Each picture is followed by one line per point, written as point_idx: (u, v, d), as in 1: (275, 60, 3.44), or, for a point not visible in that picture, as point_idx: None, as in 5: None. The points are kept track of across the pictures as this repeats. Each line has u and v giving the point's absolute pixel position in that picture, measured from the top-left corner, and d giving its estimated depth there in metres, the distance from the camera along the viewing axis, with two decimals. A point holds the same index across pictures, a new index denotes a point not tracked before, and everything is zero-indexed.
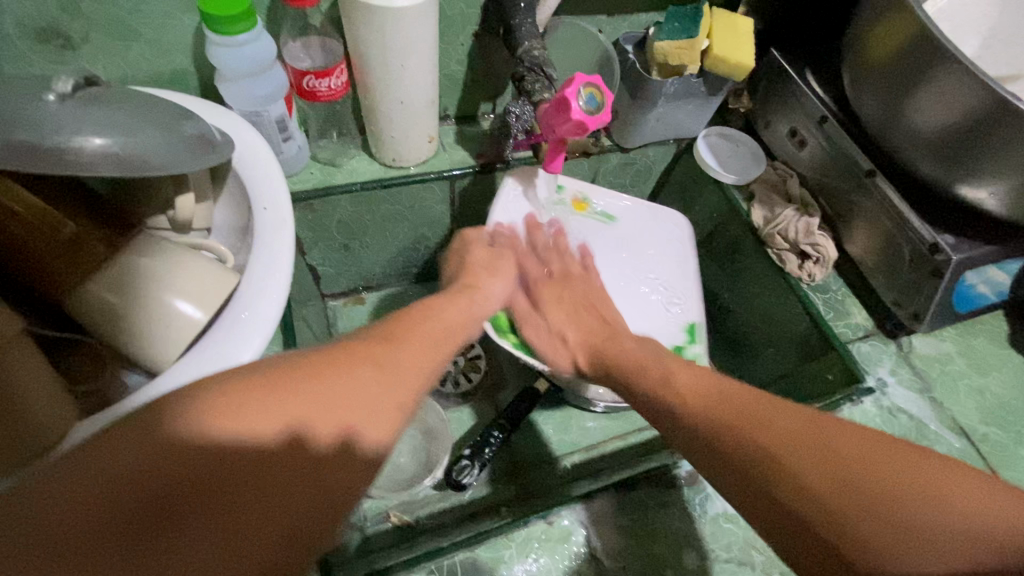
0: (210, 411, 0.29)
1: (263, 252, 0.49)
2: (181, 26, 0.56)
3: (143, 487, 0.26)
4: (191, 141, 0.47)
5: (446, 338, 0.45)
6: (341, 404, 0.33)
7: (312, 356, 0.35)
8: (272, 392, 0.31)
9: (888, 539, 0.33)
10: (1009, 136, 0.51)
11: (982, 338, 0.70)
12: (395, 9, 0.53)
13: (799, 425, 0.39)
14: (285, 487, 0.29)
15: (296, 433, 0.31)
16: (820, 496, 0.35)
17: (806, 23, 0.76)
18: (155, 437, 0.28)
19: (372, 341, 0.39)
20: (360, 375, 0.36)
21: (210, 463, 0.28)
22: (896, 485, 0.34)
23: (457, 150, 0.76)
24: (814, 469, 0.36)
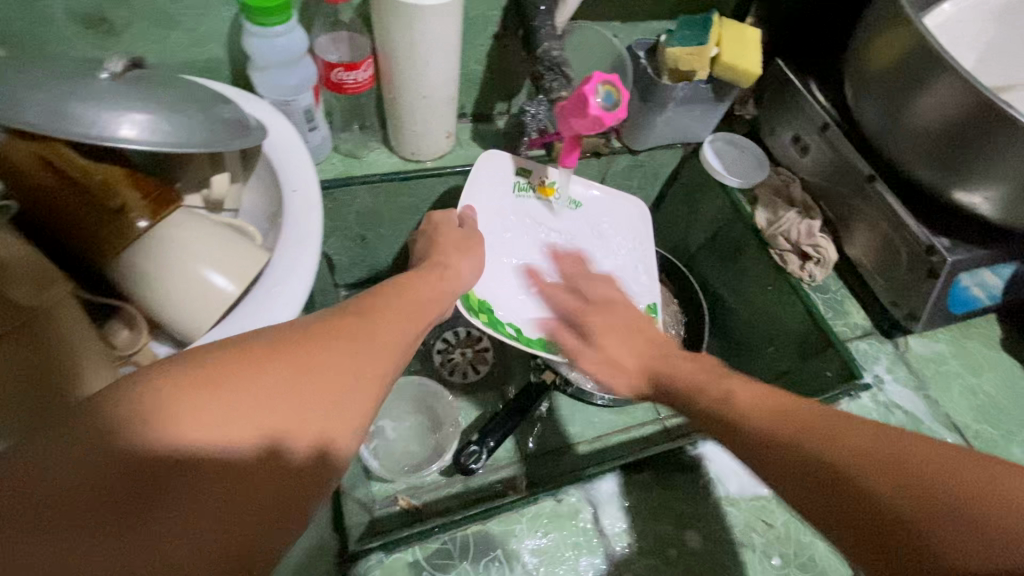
0: (156, 403, 0.28)
1: (293, 231, 0.52)
2: (219, 17, 0.59)
3: (111, 478, 0.26)
4: (230, 124, 0.50)
5: (420, 308, 0.46)
6: (309, 386, 0.33)
7: (279, 333, 0.34)
8: (231, 376, 0.30)
9: (977, 549, 0.30)
10: (1002, 143, 0.54)
11: (975, 340, 0.73)
12: (422, 7, 0.56)
13: (846, 457, 0.35)
14: (254, 472, 0.29)
15: (248, 419, 0.30)
16: (885, 500, 0.33)
17: (809, 36, 0.80)
18: (108, 435, 0.27)
19: (350, 312, 0.39)
20: (337, 349, 0.35)
21: (179, 452, 0.28)
22: (974, 490, 0.31)
23: (472, 147, 0.79)
24: (875, 486, 0.33)
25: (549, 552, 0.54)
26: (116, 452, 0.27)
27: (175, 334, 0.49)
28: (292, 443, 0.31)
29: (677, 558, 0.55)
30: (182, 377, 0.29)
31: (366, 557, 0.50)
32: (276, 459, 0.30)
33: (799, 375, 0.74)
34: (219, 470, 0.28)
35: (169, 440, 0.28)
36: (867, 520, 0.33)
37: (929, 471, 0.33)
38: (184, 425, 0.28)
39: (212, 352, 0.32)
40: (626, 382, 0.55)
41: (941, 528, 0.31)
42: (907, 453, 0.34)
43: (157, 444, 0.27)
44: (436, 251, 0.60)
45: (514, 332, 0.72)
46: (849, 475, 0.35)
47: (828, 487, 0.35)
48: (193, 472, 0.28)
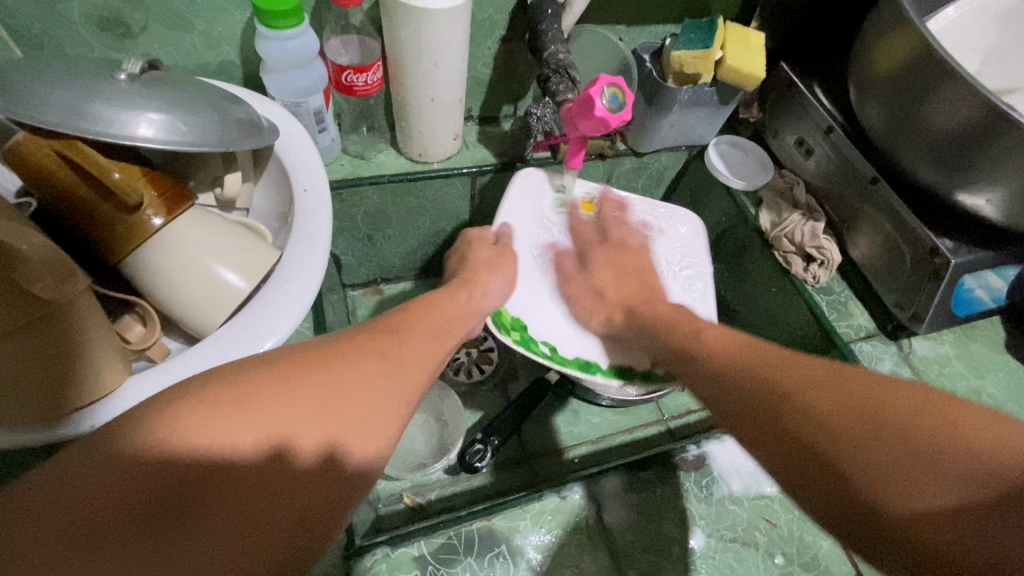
0: (199, 415, 0.30)
1: (303, 230, 0.53)
2: (233, 21, 0.60)
3: (141, 484, 0.28)
4: (243, 124, 0.51)
5: (440, 326, 0.48)
6: (337, 402, 0.35)
7: (304, 351, 0.37)
8: (266, 390, 0.33)
9: (889, 476, 0.32)
10: (1005, 145, 0.54)
11: (979, 343, 0.73)
12: (432, 10, 0.57)
13: (797, 388, 0.39)
14: (273, 483, 0.31)
15: (279, 431, 0.32)
16: (829, 437, 0.35)
17: (814, 40, 0.81)
18: (154, 444, 0.29)
19: (376, 332, 0.42)
20: (358, 366, 0.37)
21: (204, 461, 0.29)
22: (894, 422, 0.34)
23: (478, 149, 0.80)
24: (815, 429, 0.36)
25: (553, 547, 0.54)
26: (145, 460, 0.28)
27: (188, 330, 0.50)
28: (308, 455, 0.32)
29: (681, 554, 0.55)
30: (213, 392, 0.32)
31: (372, 551, 0.51)
32: (296, 471, 0.32)
33: None
34: (241, 480, 0.30)
35: (196, 448, 0.29)
36: (843, 466, 0.34)
37: (853, 406, 0.35)
38: (211, 434, 0.30)
39: (240, 369, 0.34)
40: (603, 307, 0.66)
41: (865, 462, 0.33)
42: (899, 405, 0.35)
43: (184, 451, 0.29)
44: (468, 266, 0.62)
45: (550, 352, 0.66)
46: (831, 423, 0.35)
47: (818, 443, 0.35)
48: (217, 480, 0.29)
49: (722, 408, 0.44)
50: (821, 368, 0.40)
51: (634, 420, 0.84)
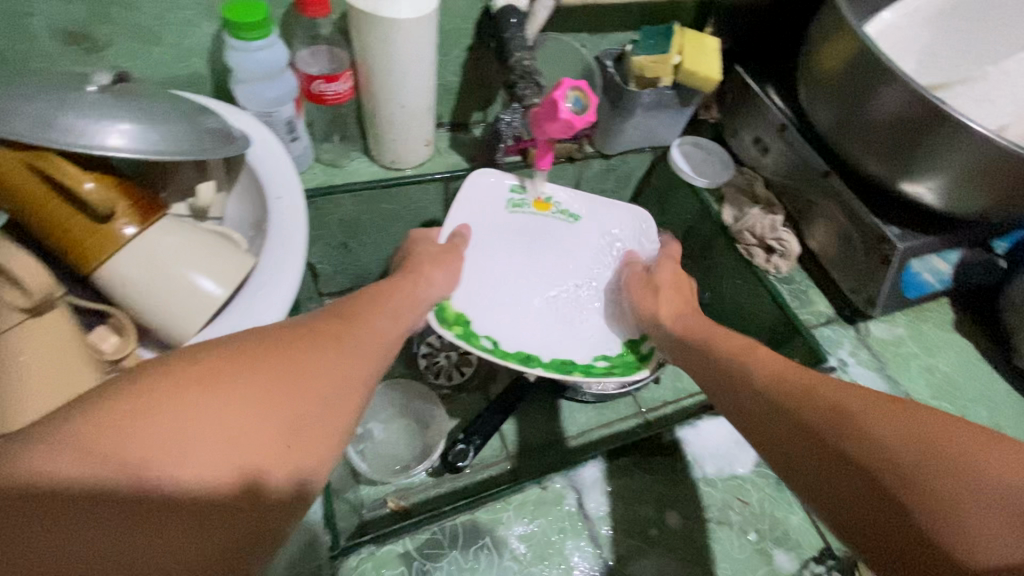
0: (146, 406, 0.30)
1: (277, 236, 0.54)
2: (202, 33, 0.61)
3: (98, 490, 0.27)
4: (214, 132, 0.52)
5: (377, 314, 0.49)
6: (294, 387, 0.36)
7: (242, 346, 0.36)
8: (225, 376, 0.33)
9: (954, 501, 0.33)
10: (940, 138, 0.59)
11: (930, 324, 0.77)
12: (398, 20, 0.59)
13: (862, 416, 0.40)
14: (219, 493, 0.30)
15: (243, 423, 0.32)
16: (885, 443, 0.37)
17: (765, 43, 0.85)
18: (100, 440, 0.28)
19: (327, 324, 0.43)
20: (301, 358, 0.38)
21: (162, 468, 0.29)
22: (965, 458, 0.35)
23: (451, 155, 0.82)
24: (869, 444, 0.38)
25: (536, 538, 0.53)
26: (91, 468, 0.27)
27: (162, 339, 0.50)
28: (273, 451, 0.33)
29: (659, 537, 0.56)
30: (150, 387, 0.31)
31: (356, 551, 0.50)
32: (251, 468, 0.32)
33: None
34: (191, 487, 0.29)
35: (150, 451, 0.29)
36: (903, 493, 0.35)
37: (911, 438, 0.37)
38: (156, 436, 0.29)
39: (181, 361, 0.33)
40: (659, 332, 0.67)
41: (941, 484, 0.34)
42: (922, 424, 0.38)
43: (128, 458, 0.28)
44: (414, 260, 0.64)
45: (489, 344, 0.70)
46: (892, 455, 0.36)
47: (902, 494, 0.35)
48: (166, 488, 0.29)
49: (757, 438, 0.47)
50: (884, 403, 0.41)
51: (612, 414, 0.85)
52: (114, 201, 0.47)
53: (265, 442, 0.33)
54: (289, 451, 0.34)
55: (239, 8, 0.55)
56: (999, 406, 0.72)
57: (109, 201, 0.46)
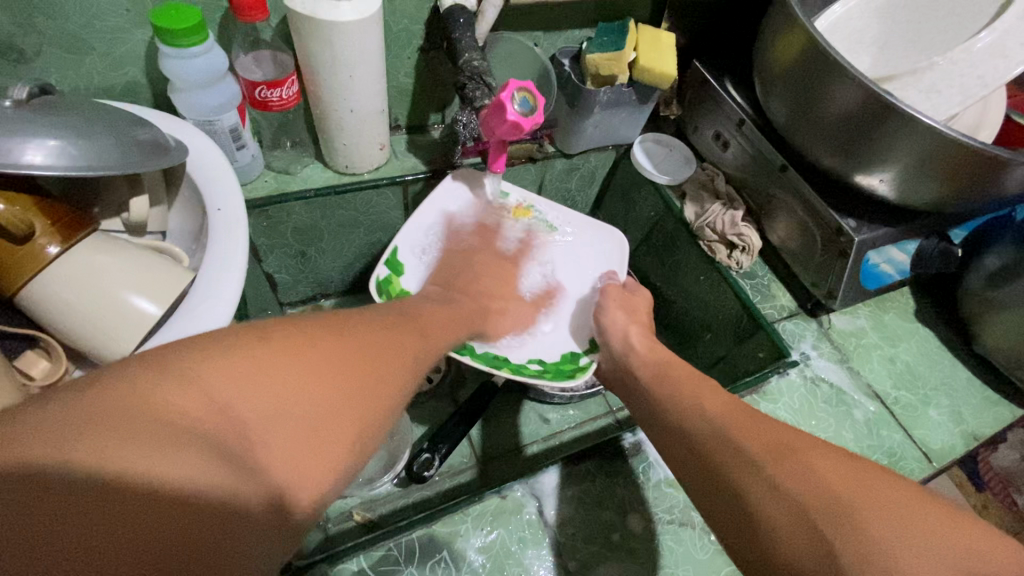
0: (234, 369, 0.32)
1: (218, 249, 0.52)
2: (135, 41, 0.59)
3: (181, 435, 0.29)
4: (145, 145, 0.50)
5: (421, 331, 0.49)
6: (358, 378, 0.37)
7: (326, 332, 0.38)
8: (304, 354, 0.35)
9: (870, 532, 0.37)
10: (893, 131, 0.59)
11: (891, 314, 0.78)
12: (339, 23, 0.57)
13: (802, 445, 0.44)
14: (266, 473, 0.31)
15: (307, 407, 0.34)
16: (821, 475, 0.41)
17: (722, 38, 0.85)
18: (195, 388, 0.31)
19: (383, 325, 0.44)
20: (368, 359, 0.38)
21: (240, 427, 0.31)
22: (887, 499, 0.39)
23: (408, 158, 0.81)
24: (805, 467, 0.42)
25: (494, 548, 0.52)
26: (197, 431, 0.30)
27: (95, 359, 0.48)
28: (327, 438, 0.34)
29: (620, 542, 0.55)
30: (248, 358, 0.33)
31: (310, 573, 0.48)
32: (312, 472, 0.33)
33: (734, 359, 0.77)
34: (267, 472, 0.31)
35: (233, 405, 0.31)
36: (827, 517, 0.39)
37: (841, 474, 0.41)
38: (250, 411, 0.32)
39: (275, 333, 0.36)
40: (612, 352, 0.68)
41: (866, 520, 0.38)
42: (856, 471, 0.41)
43: (225, 428, 0.31)
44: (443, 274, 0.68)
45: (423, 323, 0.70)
46: (825, 485, 0.40)
47: (817, 518, 0.39)
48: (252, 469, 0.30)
49: (693, 474, 0.49)
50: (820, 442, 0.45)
51: (581, 414, 0.84)
52: (32, 220, 0.45)
53: (331, 452, 0.34)
54: (342, 464, 0.34)
55: (169, 13, 0.53)
56: (959, 394, 0.72)
57: (26, 220, 0.44)
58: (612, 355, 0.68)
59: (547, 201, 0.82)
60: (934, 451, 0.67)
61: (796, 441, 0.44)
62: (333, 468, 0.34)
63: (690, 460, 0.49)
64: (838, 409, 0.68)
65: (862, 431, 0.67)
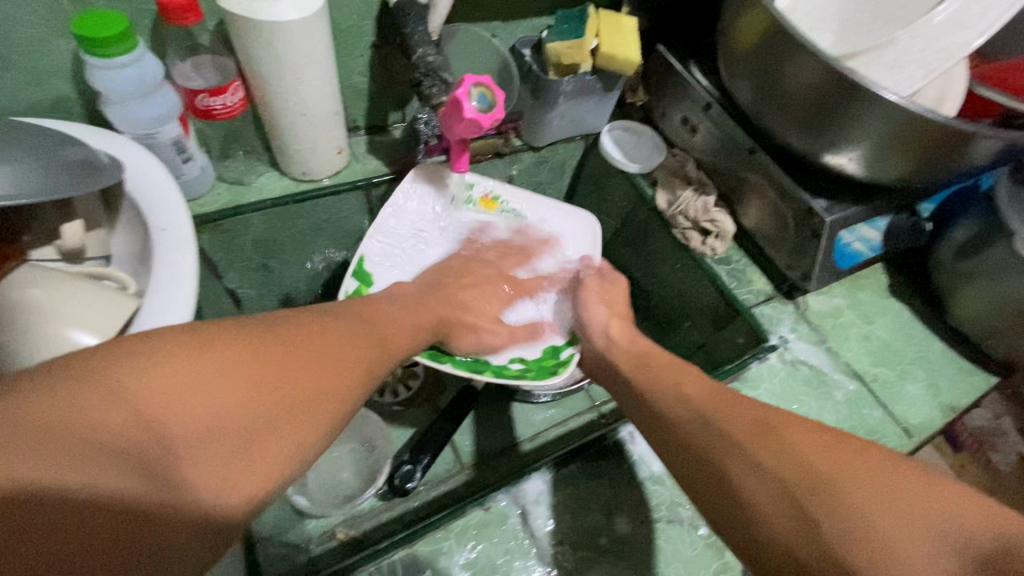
0: (160, 374, 0.32)
1: (165, 272, 0.49)
2: (58, 52, 0.55)
3: (100, 443, 0.28)
4: (73, 166, 0.46)
5: (374, 333, 0.48)
6: (289, 379, 0.37)
7: (258, 336, 0.38)
8: (236, 357, 0.35)
9: (858, 504, 0.37)
10: (858, 107, 0.58)
11: (866, 291, 0.78)
12: (280, 23, 0.54)
13: (782, 422, 0.44)
14: (190, 482, 0.31)
15: (239, 410, 0.34)
16: (803, 454, 0.41)
17: (685, 18, 0.82)
18: (115, 395, 0.30)
19: (325, 327, 0.43)
20: (315, 363, 0.39)
21: (162, 432, 0.31)
22: (872, 472, 0.39)
23: (369, 160, 0.77)
24: (787, 444, 0.42)
25: (480, 564, 0.51)
26: (119, 442, 0.29)
27: None
28: (258, 441, 0.35)
29: (608, 545, 0.54)
30: (189, 367, 0.33)
31: None
32: (236, 481, 0.33)
33: (713, 346, 0.77)
34: (188, 486, 0.31)
35: (158, 412, 0.31)
36: (812, 493, 0.39)
37: (824, 448, 0.41)
38: (182, 422, 0.32)
39: (206, 334, 0.35)
40: (590, 345, 0.67)
41: (851, 495, 0.38)
42: (839, 446, 0.41)
43: (152, 436, 0.30)
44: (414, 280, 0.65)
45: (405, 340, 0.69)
46: (809, 462, 0.40)
47: (803, 497, 0.39)
48: (174, 480, 0.31)
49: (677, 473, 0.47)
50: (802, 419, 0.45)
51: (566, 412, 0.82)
52: None
53: (256, 460, 0.34)
54: (270, 467, 0.35)
55: (91, 20, 0.49)
56: (935, 366, 0.73)
57: None
58: (593, 349, 0.66)
59: (513, 188, 0.81)
60: (914, 426, 0.67)
61: (777, 427, 0.44)
62: (257, 477, 0.34)
63: (673, 456, 0.48)
64: (818, 390, 0.68)
65: (843, 412, 0.67)
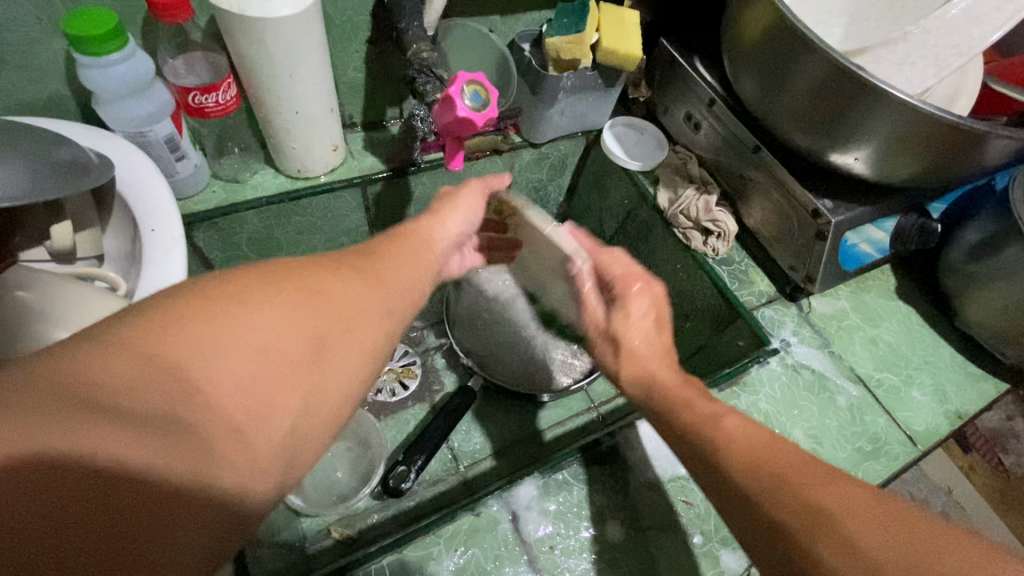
0: (185, 326, 0.27)
1: (152, 274, 0.49)
2: (50, 51, 0.54)
3: (130, 407, 0.24)
4: (61, 166, 0.46)
5: (410, 262, 0.43)
6: (336, 316, 0.33)
7: (296, 274, 0.33)
8: (272, 295, 0.31)
9: None
10: (867, 105, 0.56)
11: (873, 294, 0.76)
12: (273, 19, 0.53)
13: (849, 510, 0.33)
14: (239, 436, 0.27)
15: (284, 352, 0.30)
16: (876, 557, 0.31)
17: (690, 12, 0.81)
18: (136, 352, 0.25)
19: (361, 257, 0.39)
20: (357, 310, 0.34)
21: (197, 388, 0.26)
22: None
23: (365, 157, 0.76)
24: (856, 541, 0.32)
25: (470, 569, 0.50)
26: (155, 404, 0.25)
27: None
28: (308, 385, 0.30)
29: (601, 552, 0.53)
30: (221, 314, 0.28)
31: None
32: (288, 428, 0.29)
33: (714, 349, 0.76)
34: (235, 442, 0.27)
35: (188, 365, 0.26)
36: None
37: (910, 553, 0.31)
38: (214, 369, 0.27)
39: (234, 278, 0.31)
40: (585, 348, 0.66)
41: None
42: (928, 549, 0.31)
43: (185, 393, 0.26)
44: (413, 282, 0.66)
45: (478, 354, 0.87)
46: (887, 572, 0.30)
47: None
48: (214, 439, 0.26)
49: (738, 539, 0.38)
50: (880, 504, 0.33)
51: (565, 412, 0.78)
52: None
53: (309, 403, 0.30)
54: (325, 410, 0.31)
55: (78, 19, 0.49)
56: (942, 372, 0.71)
57: None
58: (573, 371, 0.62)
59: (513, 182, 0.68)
60: (919, 433, 0.66)
61: None
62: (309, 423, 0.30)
63: None
64: (820, 397, 0.67)
65: (846, 418, 0.66)
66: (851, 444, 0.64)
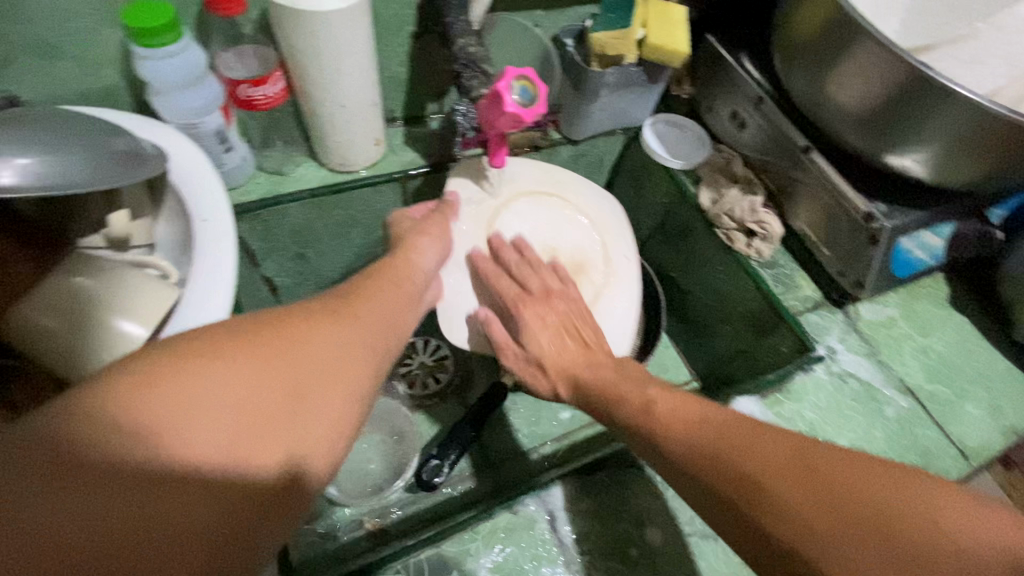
0: (154, 387, 0.30)
1: (204, 263, 0.50)
2: (107, 42, 0.56)
3: (110, 464, 0.28)
4: (120, 156, 0.47)
5: (384, 296, 0.46)
6: (300, 361, 0.35)
7: (261, 327, 0.36)
8: (236, 350, 0.34)
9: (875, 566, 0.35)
10: (929, 106, 0.53)
11: (924, 302, 0.73)
12: (324, 13, 0.53)
13: (769, 473, 0.41)
14: (211, 478, 0.30)
15: (247, 400, 0.32)
16: (798, 511, 0.38)
17: (738, 6, 0.78)
18: (109, 416, 0.29)
19: (336, 299, 0.43)
20: (323, 351, 0.37)
21: (164, 442, 0.29)
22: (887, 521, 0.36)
23: (405, 152, 0.77)
24: (782, 505, 0.39)
25: (507, 566, 0.50)
26: (128, 467, 0.28)
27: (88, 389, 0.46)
28: (277, 427, 0.33)
29: (639, 557, 0.53)
30: (187, 372, 0.31)
31: None
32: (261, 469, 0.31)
33: (756, 354, 0.74)
34: (208, 485, 0.30)
35: (158, 419, 0.29)
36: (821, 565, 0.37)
37: (817, 488, 0.39)
38: (182, 421, 0.30)
39: (200, 338, 0.34)
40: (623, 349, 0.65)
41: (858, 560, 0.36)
42: (839, 478, 0.39)
43: (158, 447, 0.29)
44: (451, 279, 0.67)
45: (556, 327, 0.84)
46: (814, 526, 0.37)
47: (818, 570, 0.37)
48: (186, 485, 0.29)
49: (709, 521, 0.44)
50: (791, 452, 0.42)
51: None
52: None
53: (279, 441, 0.33)
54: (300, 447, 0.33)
55: (137, 10, 0.49)
56: (996, 385, 0.68)
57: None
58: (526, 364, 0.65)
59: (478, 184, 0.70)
60: (972, 448, 0.63)
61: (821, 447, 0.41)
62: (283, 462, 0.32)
63: None
64: (866, 407, 0.64)
65: (893, 430, 0.63)
66: (898, 457, 0.62)
